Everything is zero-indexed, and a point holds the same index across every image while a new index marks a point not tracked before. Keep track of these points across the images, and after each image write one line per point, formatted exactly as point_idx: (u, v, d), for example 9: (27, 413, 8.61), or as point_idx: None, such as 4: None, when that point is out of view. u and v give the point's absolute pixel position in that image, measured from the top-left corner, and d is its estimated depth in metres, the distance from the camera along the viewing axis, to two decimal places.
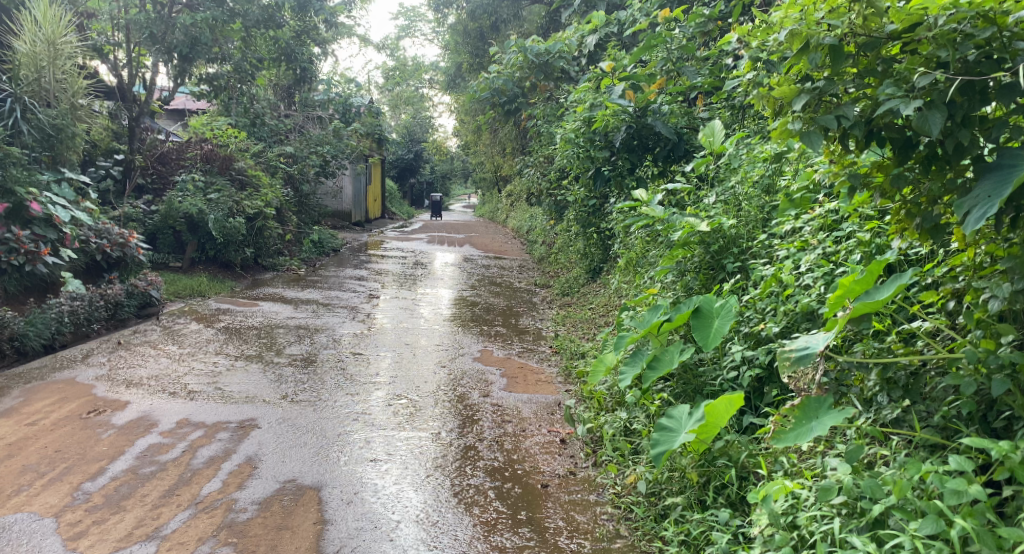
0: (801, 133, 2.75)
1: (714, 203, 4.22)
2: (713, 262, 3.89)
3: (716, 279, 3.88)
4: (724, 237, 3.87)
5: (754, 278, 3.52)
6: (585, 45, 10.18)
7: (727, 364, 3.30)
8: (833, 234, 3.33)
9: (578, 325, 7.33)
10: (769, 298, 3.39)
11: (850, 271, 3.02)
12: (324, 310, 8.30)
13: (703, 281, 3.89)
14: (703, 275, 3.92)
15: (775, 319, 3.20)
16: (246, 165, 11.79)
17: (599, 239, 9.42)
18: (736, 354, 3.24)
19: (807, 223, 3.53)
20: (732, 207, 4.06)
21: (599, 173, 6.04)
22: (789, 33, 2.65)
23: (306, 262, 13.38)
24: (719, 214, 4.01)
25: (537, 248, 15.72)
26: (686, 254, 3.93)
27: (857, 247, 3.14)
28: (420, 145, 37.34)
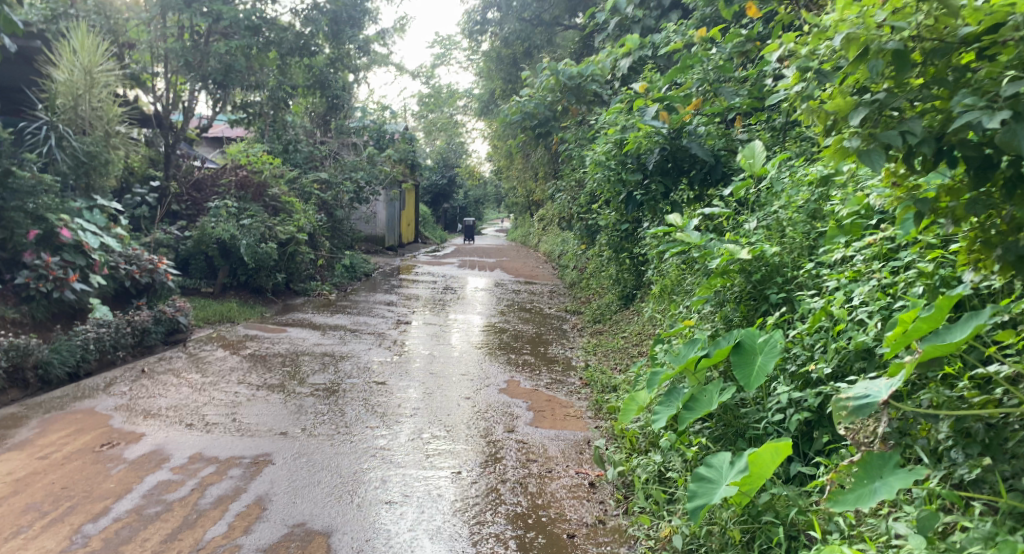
0: (860, 151, 2.56)
1: (755, 228, 3.96)
2: (755, 292, 3.64)
3: (758, 311, 3.62)
4: (768, 266, 3.59)
5: (801, 312, 3.27)
6: (619, 68, 10.02)
7: (773, 406, 3.08)
8: (890, 265, 3.06)
9: (610, 354, 7.08)
10: (818, 334, 3.15)
11: (912, 307, 2.76)
12: (351, 337, 8.18)
13: (743, 313, 3.64)
14: (744, 306, 3.66)
15: (827, 358, 2.96)
16: (279, 191, 11.83)
17: (632, 265, 9.19)
18: (782, 397, 3.01)
19: (859, 251, 3.26)
20: (775, 232, 3.80)
21: (633, 198, 5.81)
22: (846, 37, 2.50)
23: (337, 286, 13.35)
24: (761, 240, 3.75)
25: (569, 273, 15.52)
26: (725, 283, 3.68)
27: (918, 280, 2.88)
28: (454, 170, 37.53)
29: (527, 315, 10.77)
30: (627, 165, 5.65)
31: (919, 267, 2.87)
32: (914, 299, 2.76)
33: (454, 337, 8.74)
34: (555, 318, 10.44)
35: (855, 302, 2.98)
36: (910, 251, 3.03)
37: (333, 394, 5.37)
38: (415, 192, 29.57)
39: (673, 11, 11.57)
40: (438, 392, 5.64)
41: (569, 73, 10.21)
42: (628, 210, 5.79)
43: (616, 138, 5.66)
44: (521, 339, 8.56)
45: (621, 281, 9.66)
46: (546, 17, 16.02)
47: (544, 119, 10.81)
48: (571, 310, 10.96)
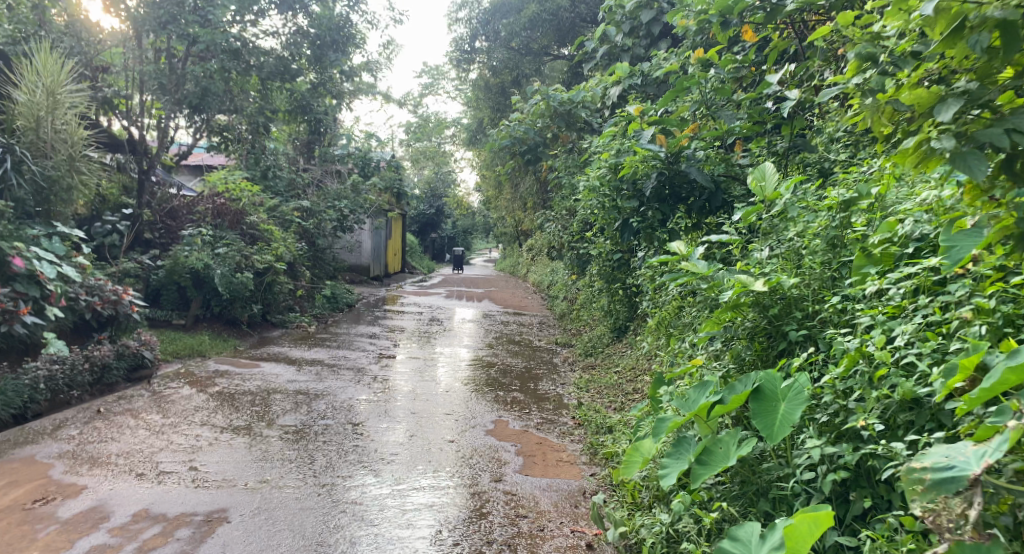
0: (949, 156, 2.46)
1: (768, 257, 3.65)
2: (771, 329, 3.33)
3: (774, 349, 3.33)
4: (784, 299, 3.31)
5: (833, 353, 3.01)
6: (609, 95, 9.81)
7: (802, 462, 2.80)
8: (940, 299, 2.84)
9: (604, 392, 6.74)
10: (854, 377, 2.90)
11: (972, 351, 2.53)
12: (328, 372, 7.74)
13: (758, 352, 3.34)
14: (758, 343, 3.36)
15: (870, 407, 2.72)
16: (258, 219, 11.45)
17: (624, 296, 8.89)
18: (814, 451, 2.75)
19: (896, 284, 3.02)
20: (792, 262, 3.48)
21: (629, 225, 5.51)
22: (938, 9, 2.40)
23: (318, 317, 12.92)
24: (776, 271, 3.43)
25: (558, 304, 15.18)
26: (736, 317, 3.37)
27: (977, 318, 2.65)
28: (441, 200, 37.30)
29: (515, 348, 10.39)
30: (622, 191, 5.34)
31: (976, 300, 2.68)
32: (975, 341, 2.53)
33: (439, 372, 8.34)
34: (544, 351, 10.07)
35: (901, 342, 2.75)
36: (963, 284, 2.81)
37: (304, 437, 4.93)
38: (401, 222, 29.22)
39: (664, 39, 11.41)
40: (420, 435, 5.22)
41: (559, 98, 10.15)
42: (623, 238, 5.48)
43: (610, 162, 5.36)
44: (510, 373, 8.18)
45: (613, 312, 9.32)
46: (534, 46, 15.90)
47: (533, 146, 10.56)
48: (561, 342, 10.60)
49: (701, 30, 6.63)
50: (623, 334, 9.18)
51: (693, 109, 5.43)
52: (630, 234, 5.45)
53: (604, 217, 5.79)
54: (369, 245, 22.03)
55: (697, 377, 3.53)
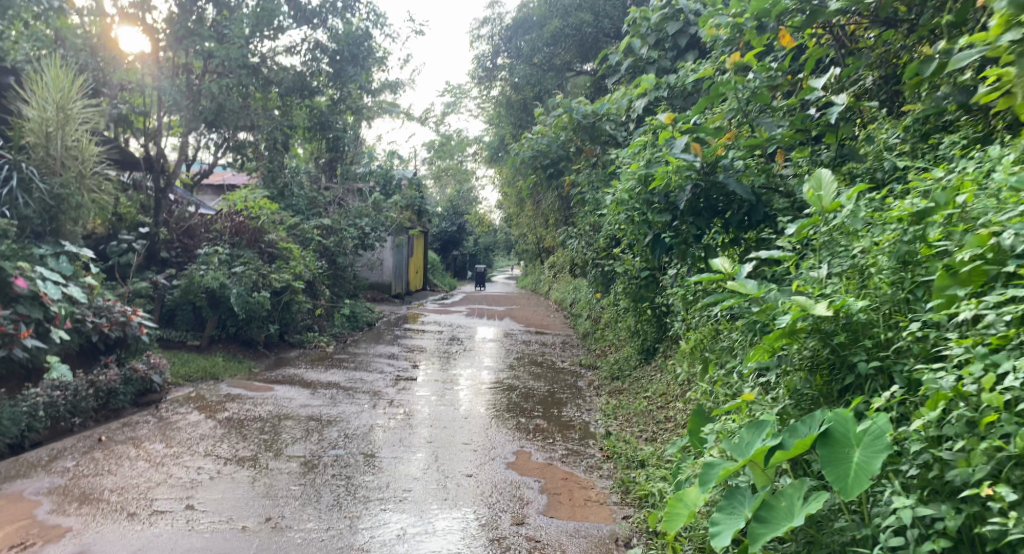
0: None
1: (827, 276, 3.32)
2: (834, 358, 3.03)
3: (840, 382, 3.02)
4: (850, 326, 3.00)
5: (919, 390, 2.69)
6: (634, 108, 9.52)
7: (886, 526, 2.58)
8: None
9: (632, 421, 6.41)
10: (947, 419, 2.60)
11: None
12: (343, 396, 7.43)
13: (821, 386, 3.05)
14: (820, 375, 3.07)
15: (973, 462, 2.46)
16: (277, 237, 11.25)
17: (653, 316, 8.48)
18: (903, 514, 2.50)
19: (989, 310, 2.70)
20: (855, 283, 3.17)
21: (661, 241, 5.10)
22: None
23: (336, 337, 12.67)
24: (839, 293, 3.13)
25: (582, 324, 14.79)
26: (795, 345, 3.07)
27: None
28: (463, 218, 37.15)
29: (539, 370, 10.00)
30: (653, 204, 4.96)
31: None
32: None
33: (460, 396, 7.98)
34: (570, 373, 9.69)
35: (1006, 381, 2.44)
36: None
37: (312, 471, 4.60)
38: (423, 240, 29.02)
39: (691, 50, 11.06)
40: (437, 467, 4.87)
41: (583, 110, 9.86)
42: (655, 255, 5.08)
43: (640, 174, 5.00)
44: (534, 397, 7.80)
45: (642, 334, 8.92)
46: (557, 61, 15.64)
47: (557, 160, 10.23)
48: (586, 364, 10.21)
49: (734, 36, 6.28)
50: (651, 356, 8.77)
51: (729, 116, 5.05)
52: (663, 250, 5.04)
53: (633, 233, 5.40)
54: (390, 263, 21.81)
55: (750, 416, 3.25)
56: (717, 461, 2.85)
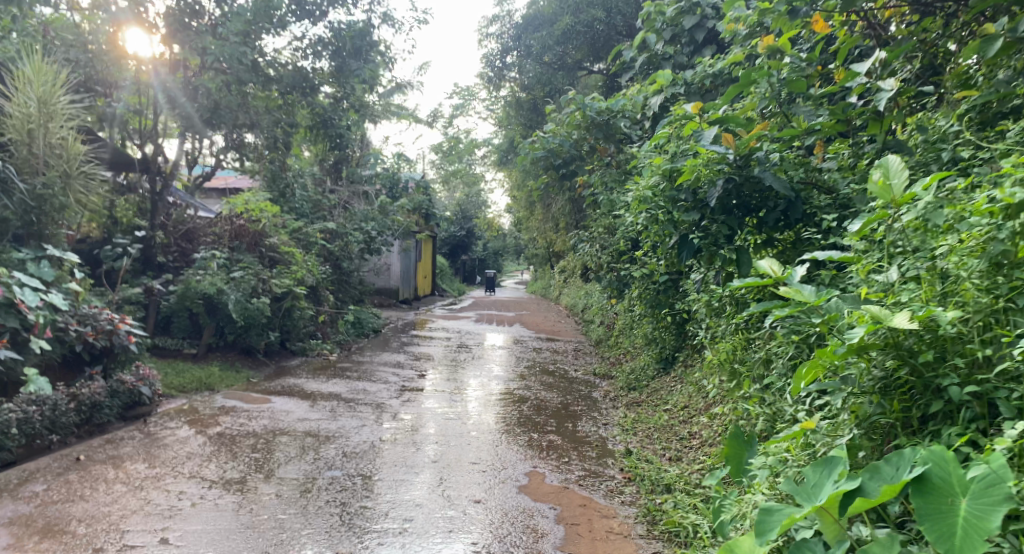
0: None
1: (901, 278, 3.02)
2: (915, 376, 2.76)
3: (922, 403, 2.75)
4: (933, 341, 2.73)
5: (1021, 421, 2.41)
6: (649, 106, 9.14)
7: None
8: None
9: (652, 436, 6.09)
10: None
11: None
12: (344, 409, 7.03)
13: (899, 408, 2.78)
14: (899, 396, 2.80)
15: None
16: (279, 241, 10.88)
17: (672, 323, 8.21)
18: None
19: None
20: (935, 289, 2.87)
21: (689, 244, 4.57)
22: None
23: (341, 344, 12.28)
24: (917, 302, 2.84)
25: (594, 330, 14.36)
26: (868, 362, 2.81)
27: None
28: (471, 222, 36.81)
29: (551, 379, 9.59)
30: (681, 200, 4.51)
31: None
32: None
33: (469, 407, 7.57)
34: (584, 382, 9.27)
35: None
36: None
37: (305, 496, 4.18)
38: (430, 244, 28.65)
39: (708, 46, 10.65)
40: (443, 491, 4.44)
41: (596, 108, 9.50)
42: (683, 260, 4.56)
43: (665, 169, 4.55)
44: (547, 409, 7.38)
45: (663, 341, 8.51)
46: (568, 60, 15.25)
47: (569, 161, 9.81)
48: (600, 373, 9.79)
49: (761, 23, 5.87)
50: (670, 366, 8.34)
51: (764, 105, 4.64)
52: (691, 256, 4.51)
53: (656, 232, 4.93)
54: (398, 268, 21.45)
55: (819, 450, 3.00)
56: (777, 508, 2.63)
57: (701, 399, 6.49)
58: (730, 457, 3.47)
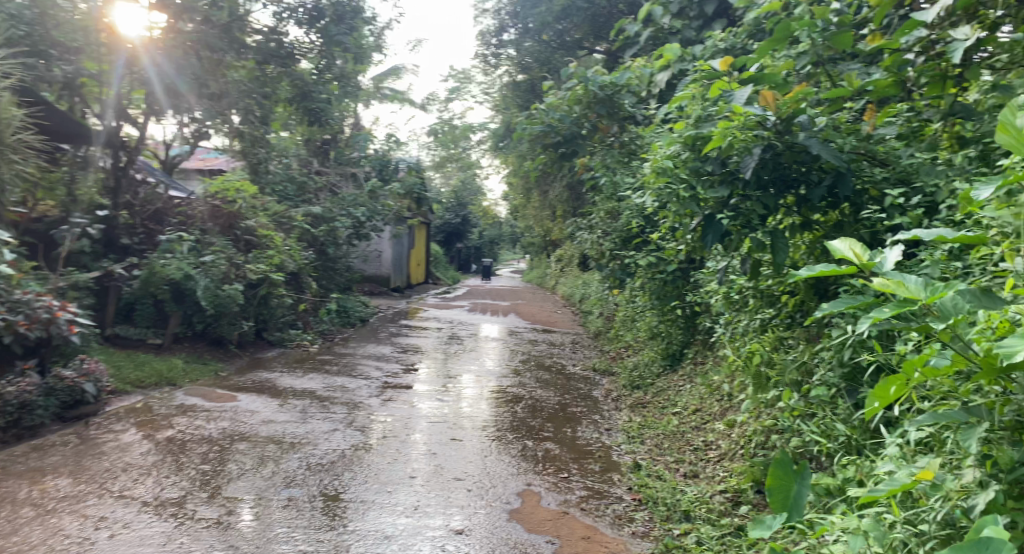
0: None
1: None
2: None
3: None
4: None
5: None
6: (656, 82, 8.43)
7: None
8: None
9: (662, 444, 5.49)
10: None
11: None
12: (316, 409, 6.33)
13: None
14: None
15: None
16: (257, 224, 10.15)
17: (682, 318, 7.67)
18: None
19: None
20: None
21: (716, 227, 3.85)
22: None
23: (323, 334, 11.60)
24: None
25: (593, 322, 13.68)
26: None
27: None
28: (467, 209, 36.02)
29: (548, 375, 8.87)
30: (705, 172, 3.81)
31: None
32: None
33: (457, 407, 6.85)
34: (583, 379, 8.57)
35: None
36: None
37: (250, 526, 3.53)
38: (424, 231, 27.88)
39: (719, 18, 9.89)
40: (419, 517, 3.74)
41: (600, 81, 8.76)
42: (707, 246, 3.85)
43: (687, 135, 3.85)
44: (543, 411, 6.66)
45: (672, 335, 7.86)
46: (569, 38, 14.46)
47: (569, 138, 9.06)
48: (599, 368, 9.09)
49: None
50: (678, 363, 7.67)
51: (805, 58, 3.94)
52: (718, 242, 3.80)
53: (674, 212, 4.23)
54: (389, 255, 20.70)
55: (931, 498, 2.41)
56: None
57: (717, 403, 5.82)
58: (774, 490, 2.91)
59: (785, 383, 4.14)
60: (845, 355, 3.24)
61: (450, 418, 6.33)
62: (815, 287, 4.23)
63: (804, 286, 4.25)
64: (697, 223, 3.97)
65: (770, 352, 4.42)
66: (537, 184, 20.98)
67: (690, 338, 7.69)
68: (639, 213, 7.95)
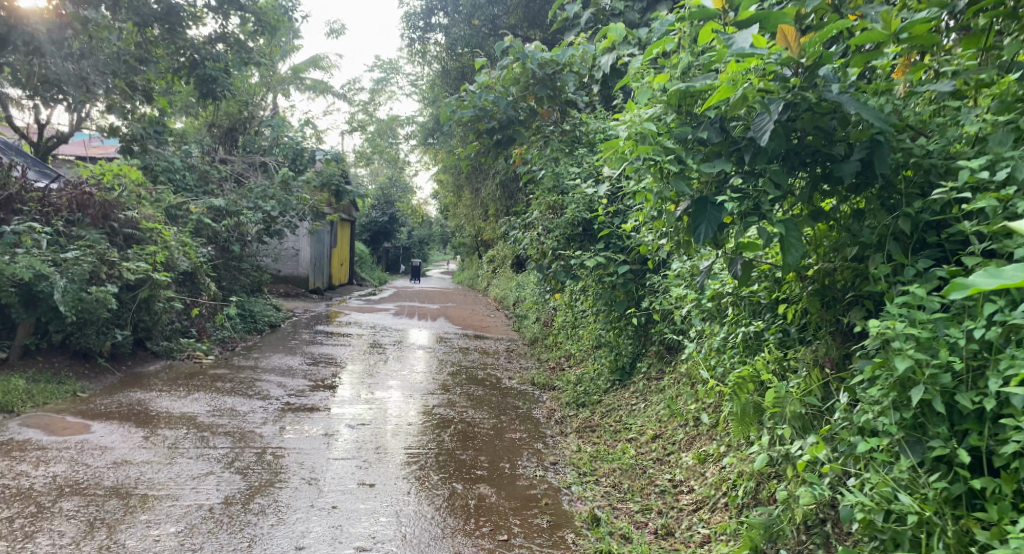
0: None
1: None
2: None
3: None
4: None
5: None
6: (600, 64, 7.53)
7: None
8: None
9: (620, 478, 4.60)
10: None
11: None
12: (191, 443, 5.13)
13: None
14: None
15: None
16: (140, 216, 8.75)
17: (633, 329, 6.89)
18: None
19: None
20: None
21: (710, 215, 2.88)
22: None
23: (224, 343, 10.27)
24: None
25: (528, 328, 12.74)
26: None
27: None
28: (395, 207, 34.56)
29: (482, 389, 7.87)
30: (701, 137, 2.88)
31: None
32: None
33: (374, 433, 5.75)
34: (521, 395, 7.61)
35: None
36: None
37: None
38: (348, 229, 26.37)
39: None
40: None
41: (540, 59, 7.70)
42: (699, 239, 2.86)
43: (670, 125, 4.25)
44: (477, 437, 5.63)
45: (624, 344, 7.02)
46: (502, 23, 13.47)
47: (505, 124, 8.01)
48: (537, 381, 8.16)
49: None
50: (629, 378, 6.81)
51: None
52: (712, 238, 2.83)
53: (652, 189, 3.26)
54: (307, 254, 19.23)
55: None
56: None
57: (683, 431, 4.95)
58: None
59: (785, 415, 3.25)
60: (925, 401, 2.48)
61: (363, 448, 5.23)
62: (821, 296, 3.36)
63: (809, 294, 3.38)
64: (684, 207, 2.99)
65: (763, 374, 3.53)
66: (468, 181, 19.95)
67: (642, 350, 6.85)
68: (583, 207, 7.02)
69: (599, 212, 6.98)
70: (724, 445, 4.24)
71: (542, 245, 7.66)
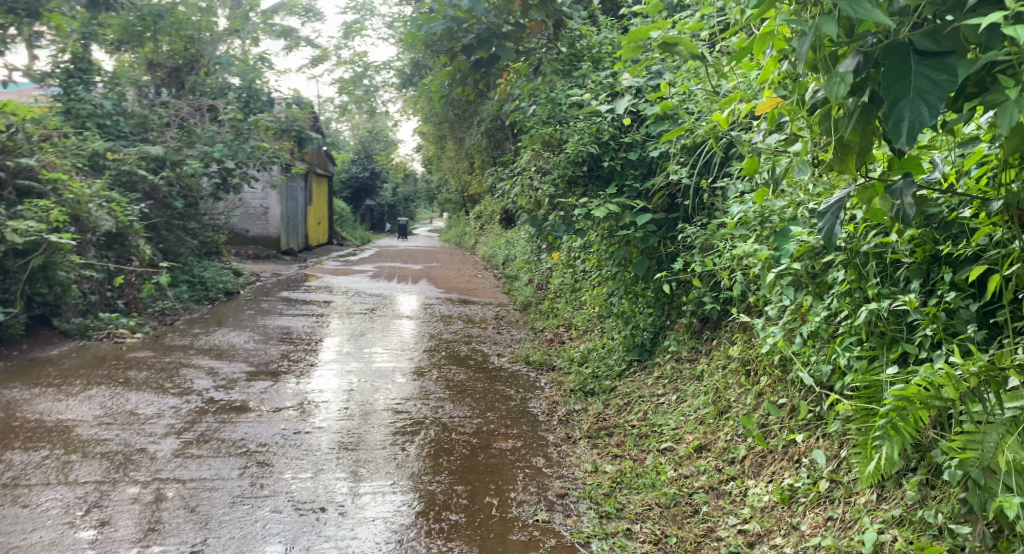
0: None
1: None
2: None
3: None
4: None
5: None
6: None
7: None
8: None
9: (656, 524, 3.17)
10: None
11: None
12: (42, 472, 3.64)
13: None
14: None
15: None
16: (35, 164, 7.21)
17: (655, 297, 5.43)
18: None
19: None
20: None
21: (921, 87, 1.89)
22: None
23: (160, 316, 8.77)
24: None
25: (520, 293, 11.25)
26: None
27: None
28: (375, 162, 32.68)
29: (467, 371, 6.42)
30: None
31: None
32: None
33: (320, 442, 4.30)
34: (515, 378, 6.17)
35: None
36: None
37: None
38: (324, 186, 24.61)
39: None
40: None
41: None
42: (901, 110, 1.89)
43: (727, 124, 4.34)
44: (456, 451, 4.17)
45: (642, 313, 5.59)
46: None
47: (484, 37, 6.18)
48: (533, 360, 6.70)
49: None
50: (651, 358, 5.37)
51: None
52: (926, 125, 1.85)
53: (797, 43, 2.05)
54: (277, 212, 17.60)
55: None
56: None
57: (740, 441, 3.55)
58: None
59: (991, 466, 2.17)
60: None
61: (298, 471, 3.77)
62: None
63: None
64: (856, 66, 2.03)
65: (943, 400, 2.30)
66: (451, 129, 18.29)
67: (668, 322, 5.40)
68: (589, 138, 5.38)
69: (609, 147, 5.42)
70: (822, 478, 2.85)
71: (536, 192, 6.11)
